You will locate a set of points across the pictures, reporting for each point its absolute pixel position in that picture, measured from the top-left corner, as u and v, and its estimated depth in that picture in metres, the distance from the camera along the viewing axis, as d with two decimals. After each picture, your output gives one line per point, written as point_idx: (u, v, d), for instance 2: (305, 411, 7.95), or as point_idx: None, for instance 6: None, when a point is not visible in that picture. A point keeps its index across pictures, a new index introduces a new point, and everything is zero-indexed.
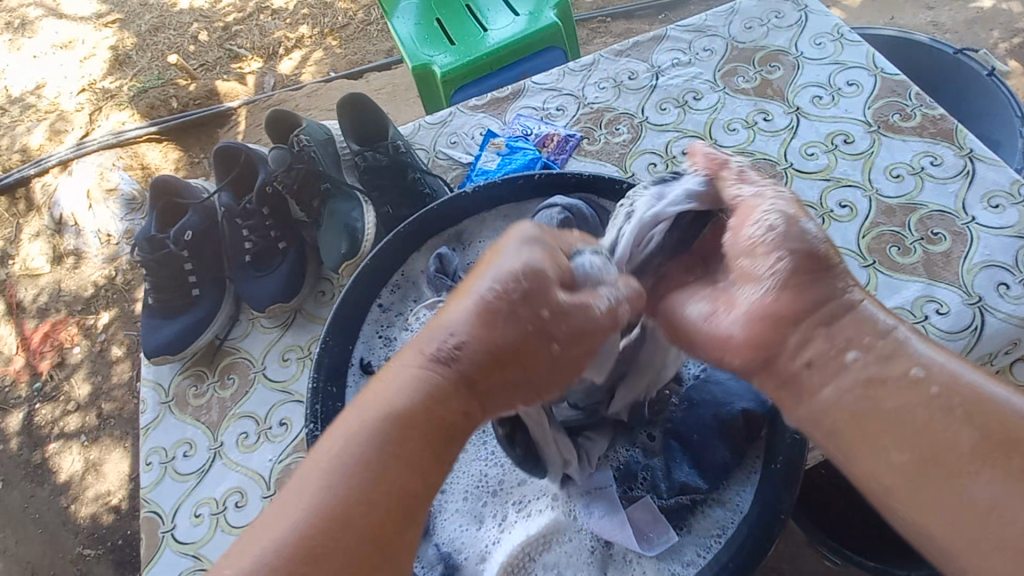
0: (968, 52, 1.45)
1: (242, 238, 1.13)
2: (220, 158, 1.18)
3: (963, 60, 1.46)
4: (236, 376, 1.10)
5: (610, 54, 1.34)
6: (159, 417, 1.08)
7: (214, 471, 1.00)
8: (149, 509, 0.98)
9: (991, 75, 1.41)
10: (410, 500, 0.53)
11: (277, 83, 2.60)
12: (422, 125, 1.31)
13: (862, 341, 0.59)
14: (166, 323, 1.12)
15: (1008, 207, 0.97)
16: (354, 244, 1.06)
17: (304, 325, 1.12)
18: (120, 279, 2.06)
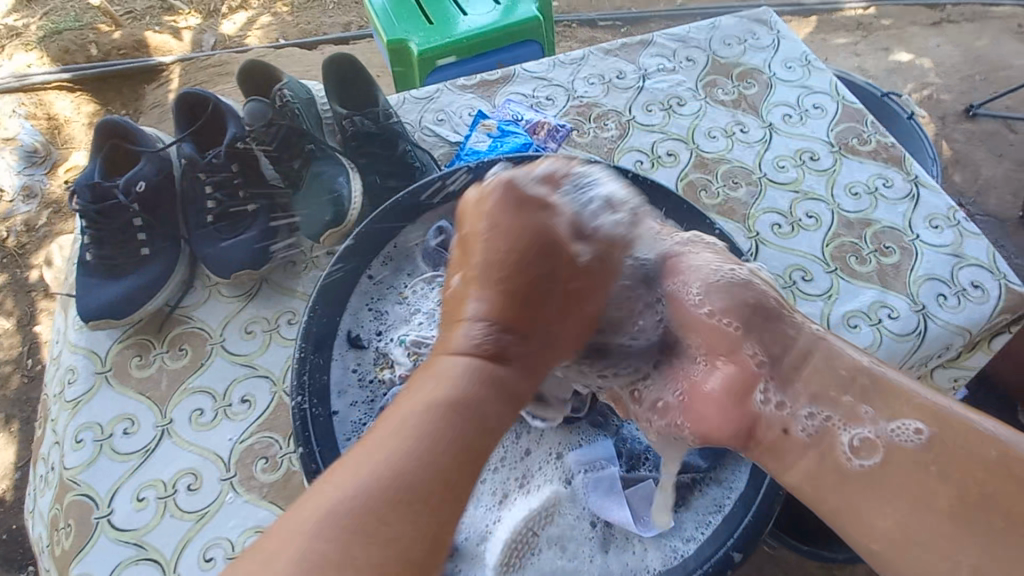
0: (892, 96, 1.65)
1: (205, 196, 1.03)
2: (182, 105, 1.06)
3: (890, 103, 1.65)
4: (190, 347, 0.99)
5: (598, 51, 1.36)
6: (93, 389, 0.96)
7: (161, 450, 0.90)
8: (81, 492, 0.87)
9: (912, 118, 1.60)
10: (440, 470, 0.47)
11: (218, 43, 2.39)
12: (408, 98, 1.27)
13: (830, 392, 0.61)
14: (106, 284, 0.99)
15: (946, 228, 1.10)
16: (338, 213, 0.99)
17: (271, 296, 1.04)
18: (12, 241, 1.81)
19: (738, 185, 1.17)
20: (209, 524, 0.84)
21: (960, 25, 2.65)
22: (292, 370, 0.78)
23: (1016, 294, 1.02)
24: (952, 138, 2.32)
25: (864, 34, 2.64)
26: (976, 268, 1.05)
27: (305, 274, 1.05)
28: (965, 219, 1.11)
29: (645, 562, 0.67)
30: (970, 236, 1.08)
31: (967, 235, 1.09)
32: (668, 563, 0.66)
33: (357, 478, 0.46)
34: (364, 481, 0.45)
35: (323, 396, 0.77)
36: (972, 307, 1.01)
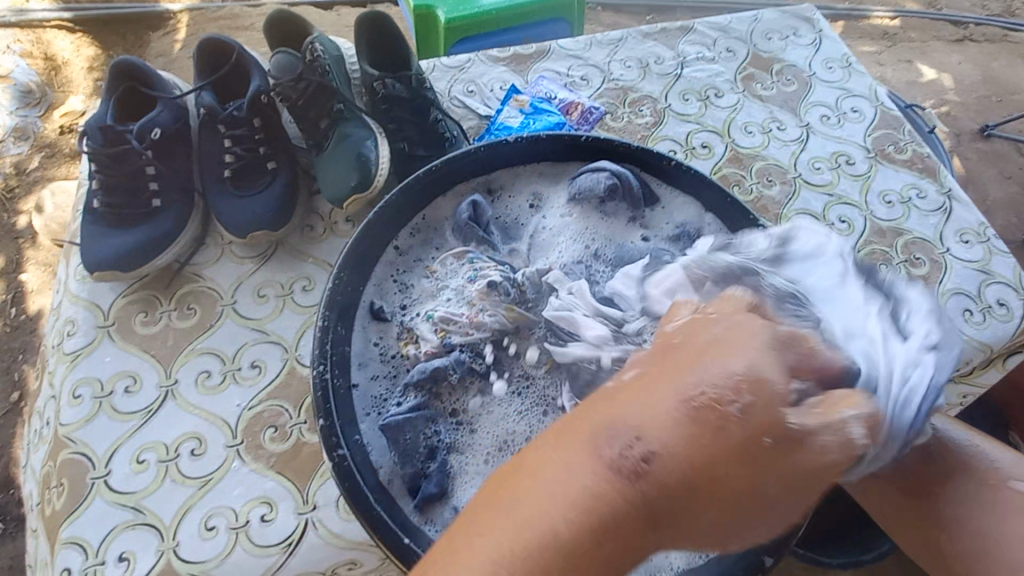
0: (915, 109, 1.61)
1: (223, 149, 0.98)
2: (204, 51, 1.00)
3: (914, 115, 1.62)
4: (199, 307, 0.95)
5: (637, 34, 1.32)
6: (94, 342, 0.91)
7: (164, 412, 0.86)
8: (77, 449, 0.83)
9: (932, 133, 1.58)
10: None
11: None
12: (439, 66, 1.22)
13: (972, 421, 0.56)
14: (113, 234, 0.94)
15: (976, 244, 1.08)
16: (365, 178, 0.94)
17: (286, 259, 0.99)
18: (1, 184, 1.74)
19: (772, 183, 1.14)
20: (212, 491, 0.81)
21: (982, 44, 2.63)
22: (314, 338, 0.74)
23: None
24: (965, 156, 2.31)
25: (888, 44, 2.61)
26: (1001, 287, 1.04)
27: (323, 240, 1.01)
28: (995, 236, 1.09)
29: (667, 561, 0.65)
30: (999, 254, 1.07)
31: (997, 253, 1.07)
32: (692, 563, 0.64)
33: (529, 535, 0.37)
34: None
35: (344, 367, 0.74)
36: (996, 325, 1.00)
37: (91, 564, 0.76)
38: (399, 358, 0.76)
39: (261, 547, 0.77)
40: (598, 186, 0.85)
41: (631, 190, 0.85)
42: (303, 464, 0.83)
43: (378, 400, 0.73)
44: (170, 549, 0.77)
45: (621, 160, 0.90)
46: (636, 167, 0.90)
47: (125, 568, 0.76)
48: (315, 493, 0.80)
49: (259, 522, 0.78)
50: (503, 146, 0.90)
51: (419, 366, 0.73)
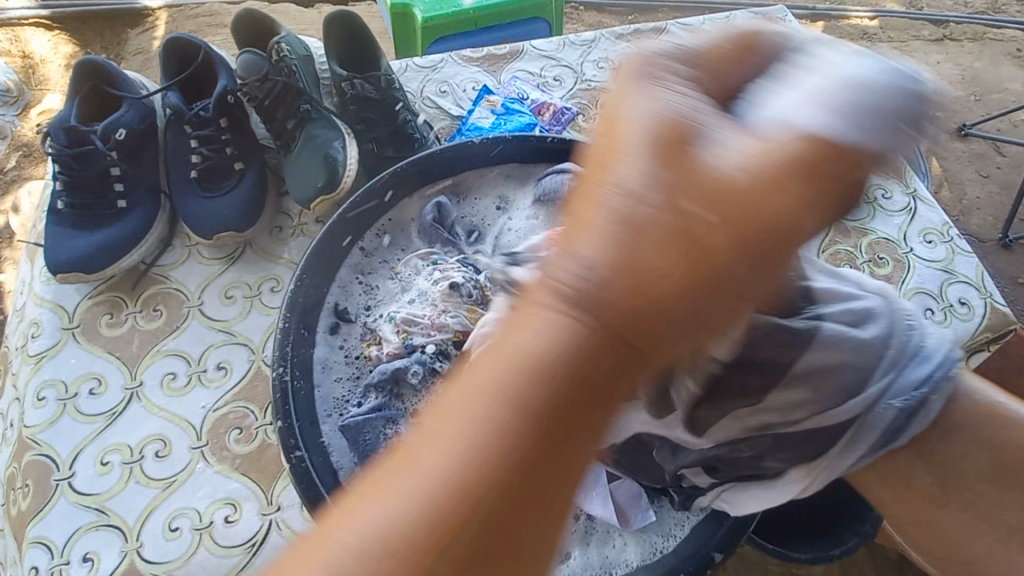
0: None
1: (190, 150, 0.97)
2: (170, 50, 0.99)
3: None
4: (166, 309, 0.94)
5: (610, 35, 1.33)
6: (58, 345, 0.91)
7: (129, 414, 0.86)
8: (40, 452, 0.83)
9: None
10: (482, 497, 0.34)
11: None
12: (411, 66, 1.22)
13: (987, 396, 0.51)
14: (78, 236, 0.93)
15: (939, 243, 1.10)
16: (332, 178, 0.94)
17: (254, 260, 0.99)
18: None
19: None
20: (177, 491, 0.81)
21: (960, 44, 2.66)
22: (275, 339, 0.75)
23: (998, 313, 1.04)
24: (943, 155, 2.35)
25: (868, 44, 2.64)
26: (961, 285, 1.06)
27: (292, 241, 1.01)
28: (958, 236, 1.11)
29: (623, 557, 0.67)
30: (962, 253, 1.09)
31: (959, 252, 1.09)
32: (648, 558, 0.67)
33: (431, 472, 0.34)
34: (391, 518, 0.33)
35: (305, 368, 0.74)
36: (957, 323, 1.02)
37: (52, 567, 0.76)
38: (362, 359, 0.77)
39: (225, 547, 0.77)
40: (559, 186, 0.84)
41: None
42: (268, 465, 0.83)
43: (340, 402, 0.73)
44: (133, 550, 0.77)
45: None
46: None
47: (88, 569, 0.76)
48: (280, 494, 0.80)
49: (223, 522, 0.79)
50: (468, 148, 0.90)
51: (380, 367, 0.73)
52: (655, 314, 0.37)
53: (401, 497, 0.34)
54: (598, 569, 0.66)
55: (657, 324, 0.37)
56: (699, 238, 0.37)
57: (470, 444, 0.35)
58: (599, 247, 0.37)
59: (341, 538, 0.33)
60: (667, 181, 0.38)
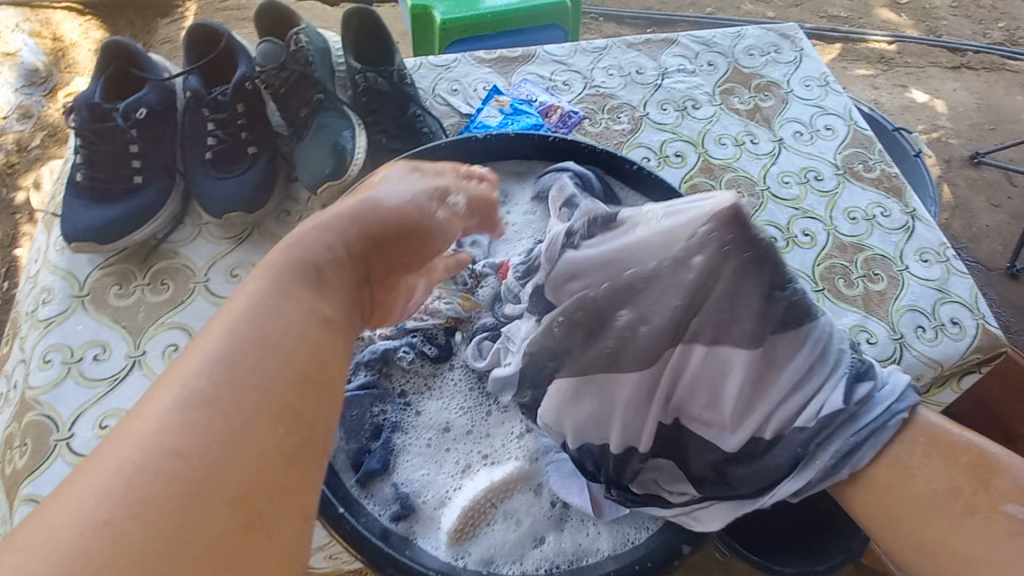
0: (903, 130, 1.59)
1: (206, 132, 1.01)
2: (195, 36, 1.03)
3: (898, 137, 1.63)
4: (173, 283, 0.98)
5: (622, 44, 1.35)
6: (68, 311, 0.94)
7: (130, 381, 0.89)
8: (43, 412, 0.86)
9: (918, 157, 1.56)
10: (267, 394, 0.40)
11: None
12: (425, 64, 1.25)
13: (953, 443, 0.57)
14: (92, 208, 0.97)
15: (935, 263, 1.11)
16: (340, 166, 0.98)
17: (261, 243, 1.03)
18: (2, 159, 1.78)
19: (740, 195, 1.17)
20: None
21: (978, 73, 2.66)
22: None
23: (991, 336, 1.04)
24: (954, 182, 2.34)
25: (884, 68, 2.65)
26: (954, 306, 1.06)
27: (297, 226, 1.04)
28: (954, 257, 1.12)
29: (595, 546, 0.69)
30: (957, 274, 1.10)
31: (954, 273, 1.10)
32: (619, 549, 0.68)
33: (172, 400, 0.38)
34: (150, 450, 0.36)
35: None
36: (948, 343, 1.02)
37: None
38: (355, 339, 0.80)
39: None
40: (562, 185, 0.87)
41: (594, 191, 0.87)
42: None
43: None
44: None
45: (586, 162, 0.92)
46: (601, 170, 0.92)
47: None
48: None
49: None
50: (472, 143, 0.92)
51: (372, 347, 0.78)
52: (352, 271, 0.53)
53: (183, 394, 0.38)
54: (569, 556, 0.68)
55: (354, 281, 0.53)
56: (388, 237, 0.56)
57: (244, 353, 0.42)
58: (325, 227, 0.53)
59: (130, 443, 0.36)
60: (357, 203, 0.56)
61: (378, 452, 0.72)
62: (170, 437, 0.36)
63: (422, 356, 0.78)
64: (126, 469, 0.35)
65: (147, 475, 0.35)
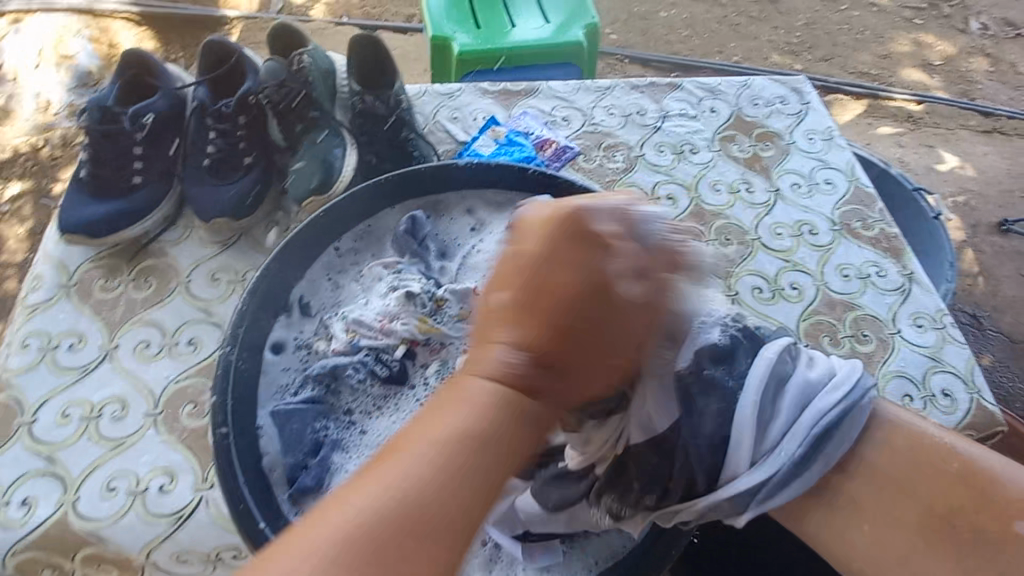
0: (925, 193, 1.47)
1: (207, 141, 1.05)
2: (208, 51, 1.09)
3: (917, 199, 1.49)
4: (155, 281, 1.01)
5: (625, 85, 1.37)
6: (53, 299, 0.97)
7: (98, 373, 0.91)
8: (12, 395, 0.89)
9: (937, 220, 1.42)
10: (458, 463, 0.43)
11: (284, 9, 2.44)
12: (428, 91, 1.29)
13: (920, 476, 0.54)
14: (92, 203, 1.01)
15: (929, 329, 1.06)
16: (326, 180, 1.00)
17: (246, 249, 1.05)
18: (47, 152, 1.90)
19: (729, 242, 1.16)
20: (122, 454, 0.84)
21: (1011, 139, 2.60)
22: (231, 320, 0.78)
23: (986, 412, 0.98)
24: (980, 249, 2.26)
25: (911, 127, 2.61)
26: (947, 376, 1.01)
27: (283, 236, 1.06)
28: (952, 325, 1.07)
29: None
30: (953, 343, 1.05)
31: (950, 341, 1.05)
32: None
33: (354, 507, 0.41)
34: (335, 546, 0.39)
35: (256, 351, 0.77)
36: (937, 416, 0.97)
37: None
38: (311, 352, 0.80)
39: (153, 515, 0.80)
40: None
41: None
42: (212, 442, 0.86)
43: (281, 388, 0.77)
44: (69, 502, 0.80)
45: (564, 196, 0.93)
46: None
47: (25, 513, 0.79)
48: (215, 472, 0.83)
49: (157, 491, 0.81)
50: (454, 170, 0.94)
51: (322, 361, 0.77)
52: (565, 339, 0.47)
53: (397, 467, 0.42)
54: None
55: (563, 359, 0.47)
56: (584, 276, 0.47)
57: (460, 429, 0.44)
58: (539, 264, 0.48)
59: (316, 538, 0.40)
60: (585, 264, 0.47)
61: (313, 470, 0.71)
62: (361, 531, 0.39)
63: (371, 376, 0.77)
64: (339, 528, 0.40)
65: (343, 540, 0.39)
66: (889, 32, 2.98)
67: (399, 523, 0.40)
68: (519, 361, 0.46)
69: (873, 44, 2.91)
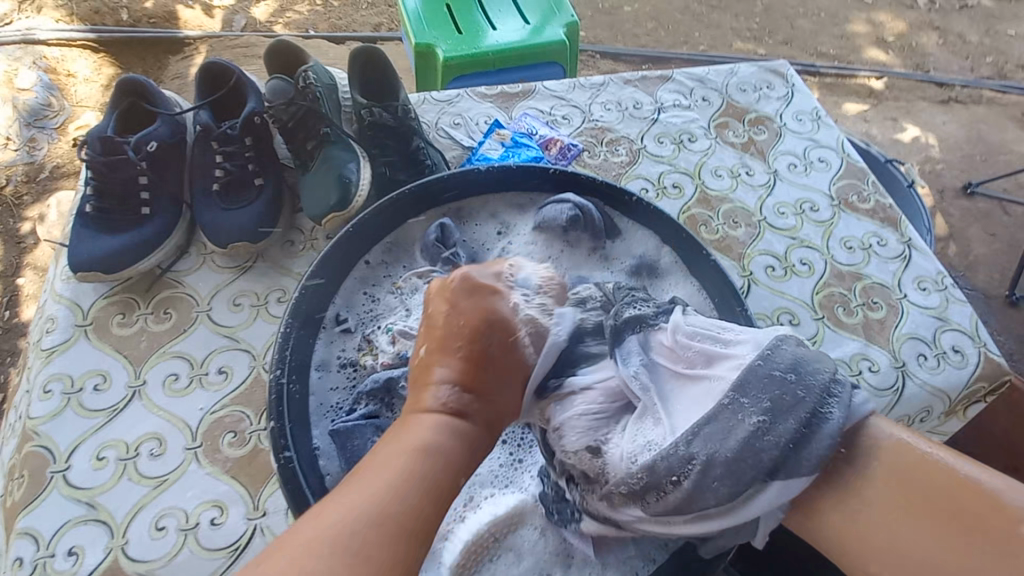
0: (897, 162, 1.59)
1: (214, 164, 1.03)
2: (207, 73, 1.07)
3: (892, 169, 1.60)
4: (175, 312, 0.98)
5: (618, 80, 1.40)
6: (70, 340, 0.94)
7: (129, 411, 0.88)
8: (40, 442, 0.85)
9: (912, 188, 1.55)
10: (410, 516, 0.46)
11: (248, 25, 2.38)
12: (428, 99, 1.29)
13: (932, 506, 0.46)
14: (101, 238, 0.98)
15: (933, 291, 1.12)
16: (344, 196, 0.99)
17: (264, 271, 1.03)
18: (9, 190, 1.81)
19: (738, 225, 1.19)
20: (166, 492, 0.82)
21: (966, 105, 2.73)
22: (276, 343, 0.79)
23: (994, 363, 1.04)
24: (948, 212, 2.37)
25: (874, 102, 2.72)
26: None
27: (302, 255, 1.05)
28: (952, 285, 1.14)
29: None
30: (956, 302, 1.11)
31: (953, 301, 1.11)
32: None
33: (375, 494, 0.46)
34: (340, 526, 0.44)
35: (303, 373, 0.77)
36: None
37: (38, 558, 0.77)
38: (358, 369, 0.79)
39: (207, 550, 0.78)
40: (561, 217, 0.89)
41: (592, 221, 0.90)
42: (257, 470, 0.84)
43: (333, 407, 0.76)
44: (118, 546, 0.78)
45: (586, 193, 0.94)
46: (600, 201, 0.94)
47: (72, 563, 0.76)
48: (266, 500, 0.82)
49: (209, 525, 0.80)
50: (475, 174, 0.95)
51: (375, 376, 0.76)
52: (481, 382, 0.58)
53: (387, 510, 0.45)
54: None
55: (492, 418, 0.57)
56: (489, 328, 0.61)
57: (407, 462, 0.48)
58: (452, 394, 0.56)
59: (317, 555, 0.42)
60: (479, 303, 0.63)
61: None
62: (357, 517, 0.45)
63: None
64: (366, 528, 0.44)
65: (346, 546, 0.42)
66: (844, 12, 3.09)
67: (365, 546, 0.43)
68: (450, 395, 0.56)
69: (829, 25, 3.01)
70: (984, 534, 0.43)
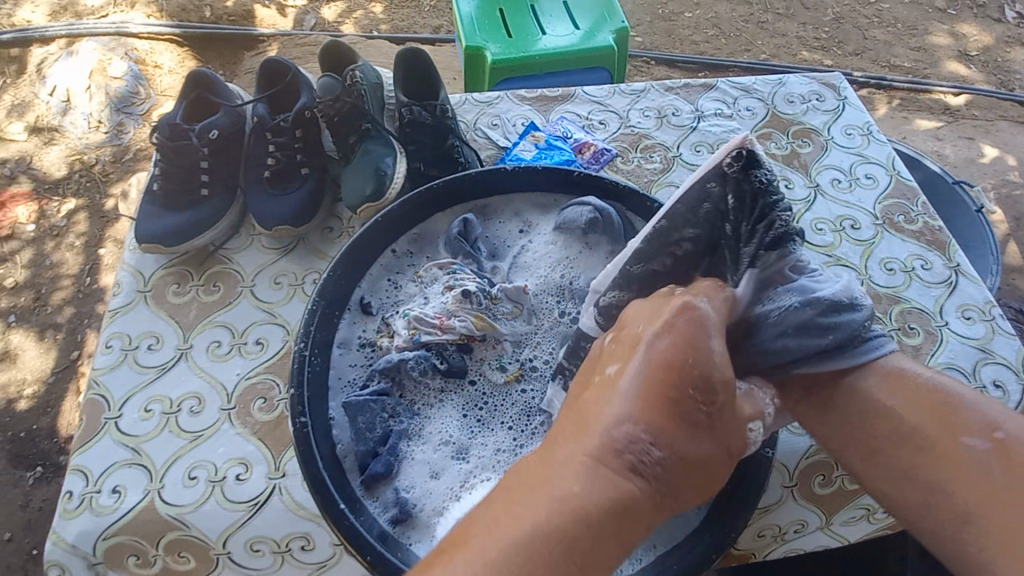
0: (966, 185, 1.45)
1: (266, 152, 1.11)
2: (267, 69, 1.16)
3: (960, 191, 1.46)
4: (223, 286, 1.07)
5: (660, 87, 1.40)
6: (131, 304, 1.05)
7: (176, 371, 0.98)
8: (98, 391, 0.96)
9: (981, 213, 1.41)
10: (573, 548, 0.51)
11: (317, 25, 2.53)
12: (469, 100, 1.34)
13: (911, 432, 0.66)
14: (164, 214, 1.09)
15: (978, 321, 1.06)
16: (379, 188, 1.06)
17: (304, 254, 1.11)
18: (99, 169, 2.02)
19: None
20: (200, 446, 0.90)
21: None
22: (302, 319, 0.85)
23: None
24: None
25: (949, 120, 2.56)
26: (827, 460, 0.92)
27: (338, 241, 1.13)
28: (1000, 316, 1.07)
29: None
30: (1003, 334, 1.04)
31: (1000, 332, 1.05)
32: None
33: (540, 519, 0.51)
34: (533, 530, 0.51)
35: (325, 348, 0.83)
36: (863, 525, 0.97)
37: (86, 493, 0.87)
38: (375, 349, 0.85)
39: (231, 502, 0.85)
40: (580, 218, 0.91)
41: (611, 225, 0.91)
42: (280, 435, 0.91)
43: (349, 383, 0.82)
44: (155, 490, 0.87)
45: (608, 197, 0.96)
46: (622, 206, 0.95)
47: (115, 500, 0.86)
48: (285, 462, 0.88)
49: (234, 480, 0.87)
50: (502, 173, 0.98)
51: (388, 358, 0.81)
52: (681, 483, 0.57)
53: (556, 541, 0.50)
54: None
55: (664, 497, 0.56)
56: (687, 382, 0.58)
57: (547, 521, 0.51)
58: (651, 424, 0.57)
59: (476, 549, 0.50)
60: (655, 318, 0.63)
61: (383, 457, 0.76)
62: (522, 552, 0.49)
63: (432, 369, 0.82)
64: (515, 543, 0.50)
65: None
66: (923, 23, 2.92)
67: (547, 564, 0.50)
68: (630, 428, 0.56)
69: (906, 37, 2.85)
70: (947, 442, 0.64)
